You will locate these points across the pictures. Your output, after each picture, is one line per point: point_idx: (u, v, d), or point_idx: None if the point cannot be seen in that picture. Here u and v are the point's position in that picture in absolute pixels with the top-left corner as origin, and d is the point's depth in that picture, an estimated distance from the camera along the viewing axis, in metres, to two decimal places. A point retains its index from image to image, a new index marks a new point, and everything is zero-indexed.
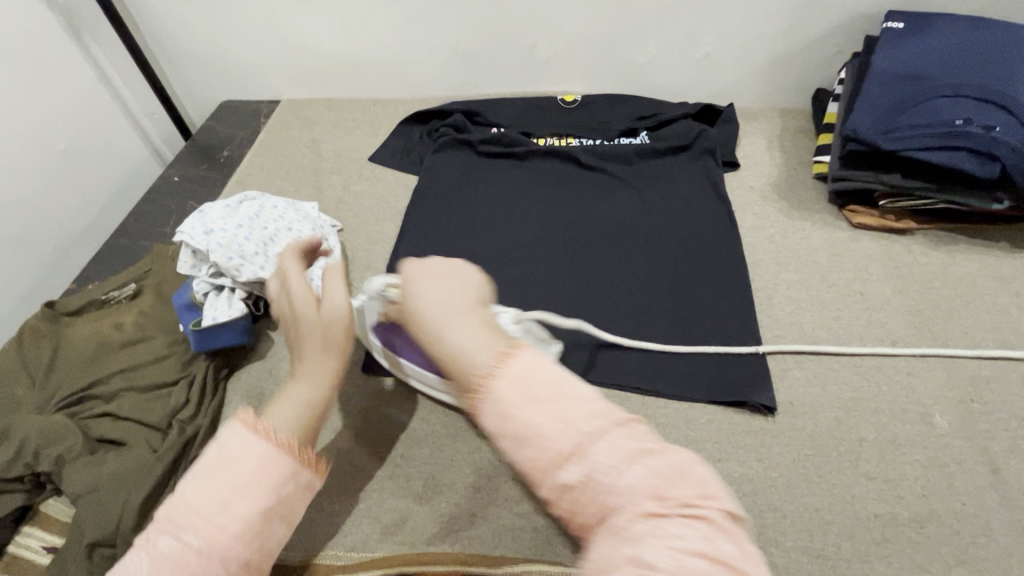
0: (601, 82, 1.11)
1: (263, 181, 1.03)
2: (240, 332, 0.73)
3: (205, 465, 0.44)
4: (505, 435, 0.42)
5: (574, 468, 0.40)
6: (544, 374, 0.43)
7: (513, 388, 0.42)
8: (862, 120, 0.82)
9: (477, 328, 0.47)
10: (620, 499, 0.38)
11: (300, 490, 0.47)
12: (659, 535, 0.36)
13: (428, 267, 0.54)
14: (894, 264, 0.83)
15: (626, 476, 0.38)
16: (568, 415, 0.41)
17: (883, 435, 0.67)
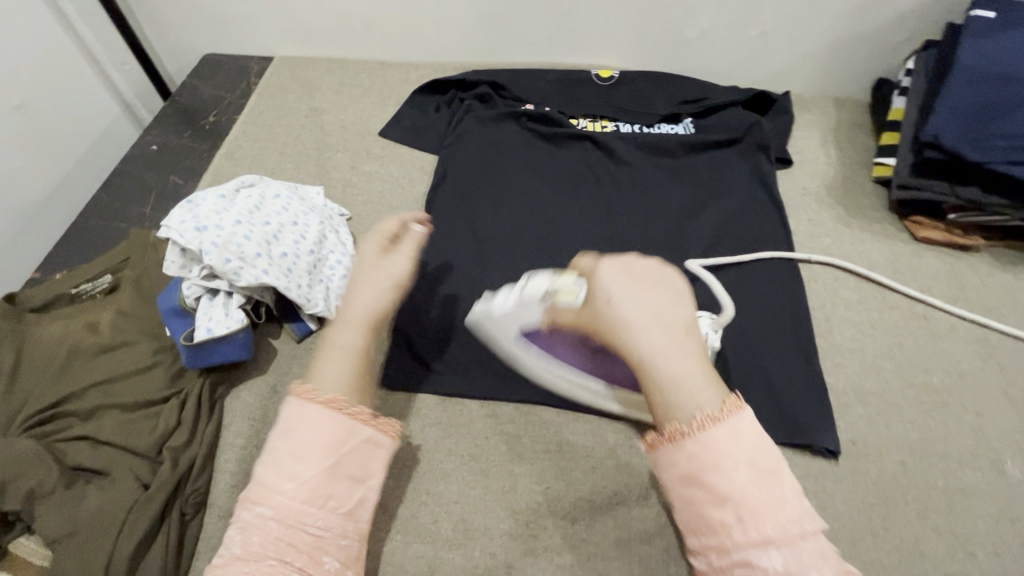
0: (641, 57, 0.98)
1: (258, 156, 0.90)
2: (238, 346, 0.63)
3: (274, 435, 0.51)
4: (676, 466, 0.48)
5: (738, 491, 0.45)
6: (740, 443, 0.46)
7: (731, 443, 0.46)
8: (945, 125, 0.73)
9: (681, 359, 0.50)
10: (777, 524, 0.44)
11: (361, 446, 0.52)
12: (789, 540, 0.43)
13: (636, 268, 0.55)
14: (960, 286, 0.77)
15: (773, 533, 0.43)
16: (781, 502, 0.45)
17: (952, 484, 0.62)
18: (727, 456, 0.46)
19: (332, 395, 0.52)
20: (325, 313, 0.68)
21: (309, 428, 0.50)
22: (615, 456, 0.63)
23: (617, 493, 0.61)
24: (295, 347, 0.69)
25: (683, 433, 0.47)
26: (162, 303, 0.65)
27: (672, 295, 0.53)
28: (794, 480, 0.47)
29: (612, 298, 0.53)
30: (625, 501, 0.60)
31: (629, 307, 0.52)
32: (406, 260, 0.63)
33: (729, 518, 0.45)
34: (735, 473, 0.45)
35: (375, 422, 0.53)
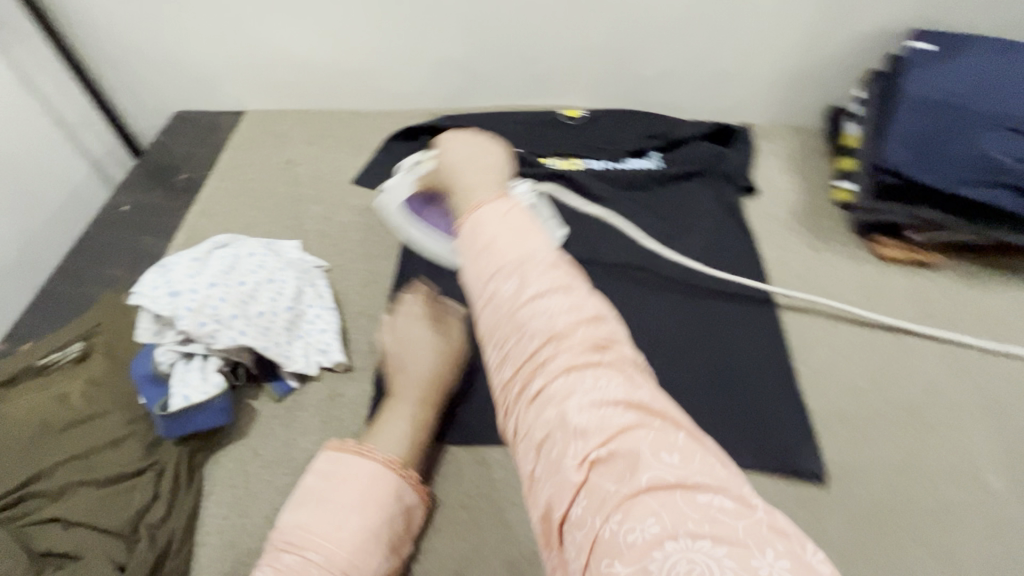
0: (606, 97, 1.02)
1: (232, 212, 0.90)
2: (218, 412, 0.61)
3: (328, 487, 0.54)
4: (486, 315, 0.42)
5: (547, 348, 0.38)
6: (541, 270, 0.42)
7: (500, 248, 0.43)
8: (897, 153, 0.77)
9: (516, 213, 0.46)
10: (598, 387, 0.36)
11: (403, 508, 0.56)
12: (655, 456, 0.32)
13: (458, 146, 0.58)
14: (927, 303, 0.80)
15: (589, 386, 0.36)
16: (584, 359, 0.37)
17: (939, 501, 0.63)
18: (523, 271, 0.41)
19: (393, 457, 0.57)
20: (307, 369, 0.68)
21: (364, 484, 0.54)
22: None
23: None
24: (276, 405, 0.68)
25: (478, 282, 0.43)
26: (134, 371, 0.63)
27: (489, 168, 0.56)
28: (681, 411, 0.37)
29: (451, 166, 0.56)
30: None
31: (454, 162, 0.57)
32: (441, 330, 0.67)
33: (556, 392, 0.36)
34: (537, 313, 0.39)
35: (418, 487, 0.58)
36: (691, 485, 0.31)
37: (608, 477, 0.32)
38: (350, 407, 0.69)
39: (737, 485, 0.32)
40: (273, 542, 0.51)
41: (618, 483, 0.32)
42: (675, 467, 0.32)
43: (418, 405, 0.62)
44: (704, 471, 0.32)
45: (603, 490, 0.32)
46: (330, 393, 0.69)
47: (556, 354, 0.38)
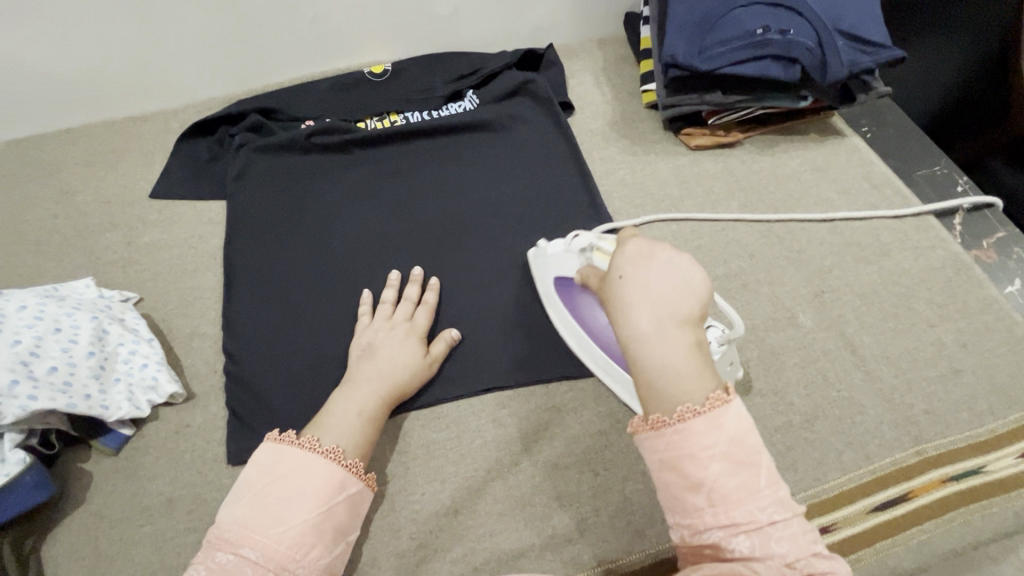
0: (407, 46, 0.97)
1: (9, 264, 0.77)
2: (30, 488, 0.54)
3: (258, 484, 0.52)
4: (666, 471, 0.44)
5: (723, 474, 0.42)
6: (735, 428, 0.43)
7: (702, 451, 0.43)
8: (677, 45, 0.81)
9: (678, 332, 0.47)
10: (746, 512, 0.42)
11: (352, 498, 0.55)
12: (765, 547, 0.41)
13: (648, 250, 0.51)
14: (733, 179, 0.87)
15: (760, 517, 0.42)
16: (732, 495, 0.42)
17: (764, 349, 0.71)
18: (658, 399, 0.46)
19: (336, 446, 0.56)
20: (135, 412, 0.61)
21: (303, 476, 0.52)
22: (480, 435, 0.66)
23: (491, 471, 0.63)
24: (114, 460, 0.62)
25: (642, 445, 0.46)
26: None
27: (689, 280, 0.48)
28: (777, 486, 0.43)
29: (627, 295, 0.49)
30: (500, 474, 0.63)
31: (647, 296, 0.48)
32: (421, 335, 0.68)
33: (703, 506, 0.43)
34: (708, 463, 0.43)
35: (365, 476, 0.56)
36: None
37: None
38: (199, 436, 0.64)
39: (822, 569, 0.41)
40: (212, 537, 0.50)
41: (746, 557, 0.41)
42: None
43: (374, 397, 0.62)
44: (777, 544, 0.41)
45: None
46: (174, 428, 0.64)
47: (732, 518, 0.42)
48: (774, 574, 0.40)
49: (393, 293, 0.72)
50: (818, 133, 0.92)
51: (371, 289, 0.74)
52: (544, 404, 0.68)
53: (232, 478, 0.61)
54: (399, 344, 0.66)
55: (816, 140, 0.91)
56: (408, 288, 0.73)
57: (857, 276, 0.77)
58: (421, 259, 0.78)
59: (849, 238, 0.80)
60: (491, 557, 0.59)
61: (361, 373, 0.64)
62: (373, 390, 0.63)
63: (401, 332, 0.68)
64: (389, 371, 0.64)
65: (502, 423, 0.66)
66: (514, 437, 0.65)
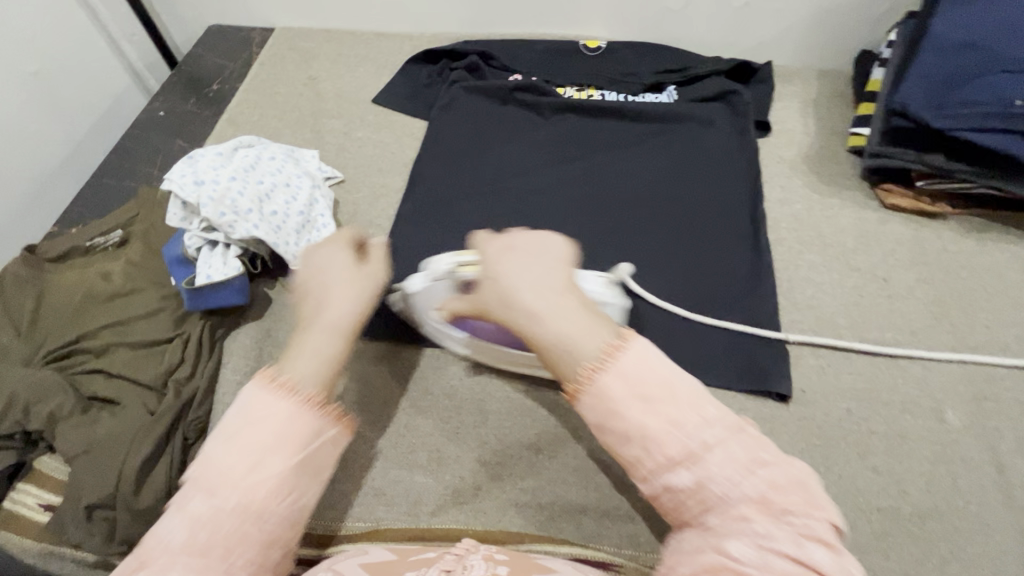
0: (626, 30, 1.01)
1: (257, 122, 0.95)
2: (236, 291, 0.69)
3: (228, 427, 0.46)
4: (607, 427, 0.45)
5: (688, 472, 0.43)
6: (656, 370, 0.45)
7: (623, 389, 0.45)
8: (913, 93, 0.76)
9: (580, 312, 0.49)
10: (678, 443, 0.43)
11: (328, 443, 0.49)
12: (725, 551, 0.39)
13: (516, 245, 0.56)
14: (922, 250, 0.80)
15: (733, 480, 0.41)
16: (682, 422, 0.43)
17: (894, 429, 0.66)
18: (549, 313, 0.49)
19: (312, 392, 0.49)
20: None
21: (281, 423, 0.46)
22: None
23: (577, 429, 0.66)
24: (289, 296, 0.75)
25: (626, 457, 0.45)
26: (167, 253, 0.71)
27: (553, 256, 0.55)
28: (736, 439, 0.43)
29: (498, 272, 0.53)
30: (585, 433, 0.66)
31: (513, 279, 0.52)
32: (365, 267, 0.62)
33: (671, 464, 0.43)
34: (630, 412, 0.44)
35: (340, 424, 0.50)
36: (805, 537, 0.39)
37: None
38: None
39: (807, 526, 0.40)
40: (187, 477, 0.44)
41: (730, 560, 0.39)
42: (764, 506, 0.41)
43: (338, 341, 0.55)
44: (719, 470, 0.42)
45: None
46: None
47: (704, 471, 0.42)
48: (754, 556, 0.38)
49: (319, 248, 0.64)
50: None
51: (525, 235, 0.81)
52: None
53: (369, 346, 0.72)
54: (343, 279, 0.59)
55: None
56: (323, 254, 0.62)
57: None
58: (590, 231, 0.82)
59: None
60: (556, 501, 0.62)
61: (314, 315, 0.57)
62: (332, 332, 0.55)
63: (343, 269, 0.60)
64: (352, 305, 0.58)
65: None
66: None
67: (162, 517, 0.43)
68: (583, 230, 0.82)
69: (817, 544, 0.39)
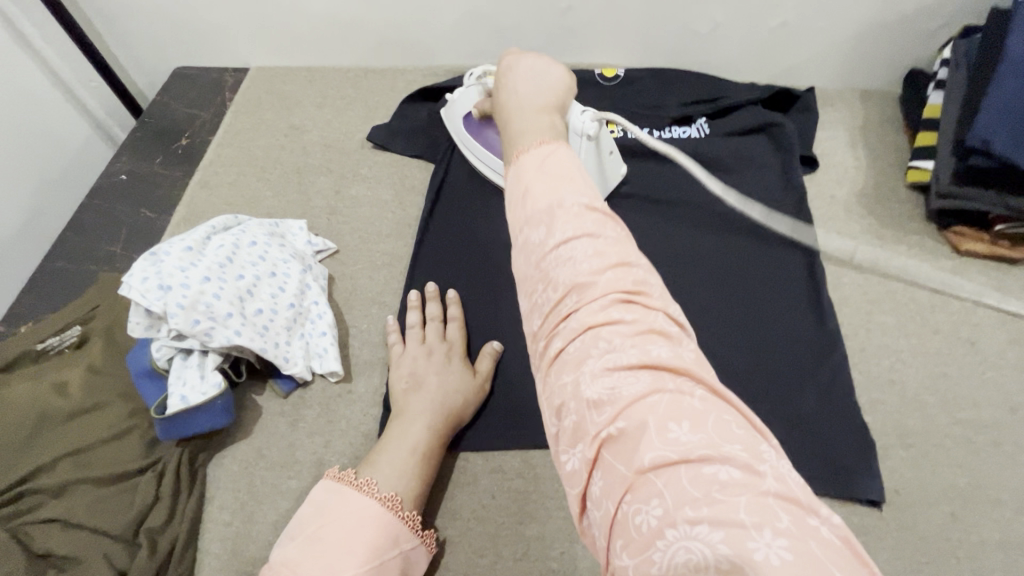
0: (647, 56, 0.90)
1: (235, 183, 0.83)
2: (218, 412, 0.57)
3: (312, 524, 0.50)
4: (526, 271, 0.40)
5: (584, 336, 0.35)
6: (581, 240, 0.38)
7: (546, 237, 0.39)
8: (995, 127, 0.65)
9: (557, 176, 0.42)
10: (576, 281, 0.37)
11: (403, 556, 0.51)
12: (639, 451, 0.30)
13: (523, 131, 0.48)
14: (1008, 304, 0.70)
15: (627, 355, 0.33)
16: (582, 272, 0.37)
17: (1009, 536, 0.56)
18: (552, 218, 0.40)
19: (391, 495, 0.52)
20: (304, 374, 0.62)
21: (360, 525, 0.50)
22: None
23: None
24: (283, 402, 0.63)
25: (536, 321, 0.39)
26: (132, 365, 0.59)
27: (564, 157, 0.44)
28: (661, 339, 0.34)
29: (519, 155, 0.46)
30: None
31: (534, 189, 0.42)
32: (450, 362, 0.62)
33: (568, 308, 0.36)
34: (549, 260, 0.39)
35: (418, 536, 0.53)
36: (758, 515, 0.26)
37: (636, 488, 0.29)
38: (359, 405, 0.64)
39: (770, 480, 0.28)
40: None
41: (618, 484, 0.30)
42: (682, 443, 0.29)
43: (428, 431, 0.57)
44: (660, 383, 0.32)
45: (618, 479, 0.30)
46: (339, 388, 0.65)
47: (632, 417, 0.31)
48: (672, 502, 0.28)
49: (416, 315, 0.66)
50: None
51: None
52: None
53: None
54: (435, 364, 0.62)
55: None
56: (429, 307, 0.67)
57: None
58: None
59: None
60: None
61: (409, 406, 0.59)
62: (424, 421, 0.58)
63: (440, 357, 0.62)
64: (440, 401, 0.59)
65: None
66: None
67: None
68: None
69: (782, 532, 0.26)
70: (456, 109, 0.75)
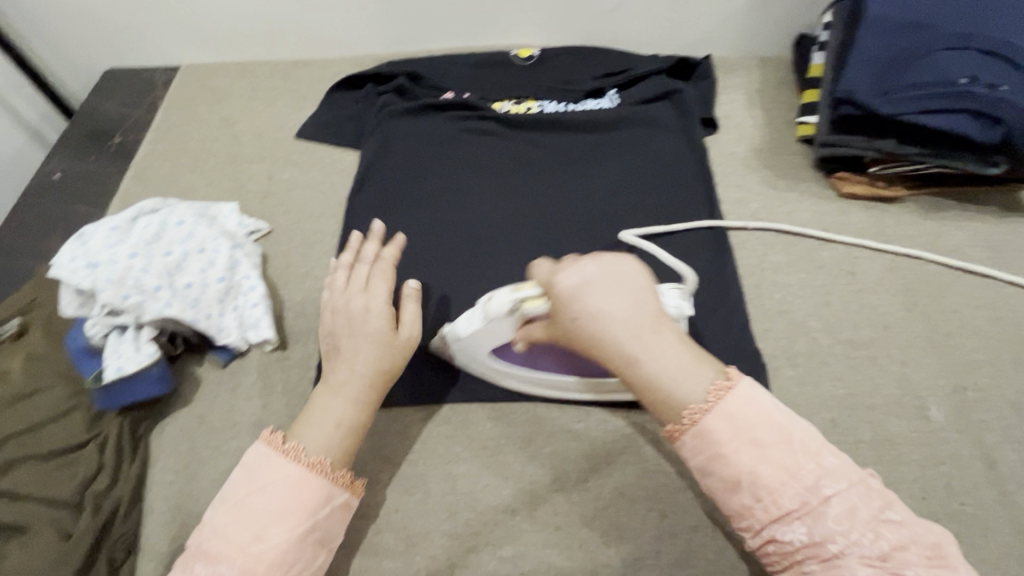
0: (559, 34, 0.96)
1: (170, 175, 0.86)
2: (156, 381, 0.60)
3: (238, 496, 0.51)
4: (700, 455, 0.46)
5: (747, 458, 0.44)
6: (754, 411, 0.46)
7: (732, 433, 0.45)
8: (858, 79, 0.73)
9: (675, 345, 0.48)
10: (777, 472, 0.44)
11: (336, 510, 0.53)
12: (830, 518, 0.42)
13: (593, 271, 0.49)
14: (884, 238, 0.78)
15: (821, 485, 0.43)
16: (791, 469, 0.44)
17: (880, 434, 0.63)
18: (628, 346, 0.47)
19: (317, 455, 0.53)
20: (238, 343, 0.65)
21: (282, 493, 0.51)
22: (551, 442, 0.63)
23: (555, 481, 0.61)
24: (221, 373, 0.67)
25: (705, 475, 0.47)
26: (70, 344, 0.62)
27: (630, 279, 0.49)
28: (801, 441, 0.45)
29: (580, 312, 0.48)
30: (563, 486, 0.61)
31: (597, 305, 0.48)
32: (375, 309, 0.60)
33: (734, 485, 0.45)
34: (733, 455, 0.45)
35: (348, 487, 0.55)
36: (935, 565, 0.41)
37: (823, 564, 0.42)
38: (295, 370, 0.68)
39: (869, 536, 0.42)
40: (192, 548, 0.50)
41: (805, 537, 0.43)
42: (804, 497, 0.43)
43: (353, 396, 0.57)
44: (818, 459, 0.44)
45: (820, 550, 0.42)
46: (274, 356, 0.69)
47: (740, 472, 0.44)
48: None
49: (350, 259, 0.66)
50: (1000, 208, 0.79)
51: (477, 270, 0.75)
52: (624, 428, 0.64)
53: None
54: (363, 305, 0.60)
55: (995, 214, 0.79)
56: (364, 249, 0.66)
57: (1015, 381, 0.66)
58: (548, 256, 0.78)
59: (1012, 335, 0.70)
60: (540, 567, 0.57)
61: (335, 364, 0.59)
62: (348, 384, 0.57)
63: (362, 304, 0.61)
64: (363, 357, 0.58)
65: (577, 435, 0.64)
66: (586, 453, 0.63)
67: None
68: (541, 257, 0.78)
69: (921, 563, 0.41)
70: (475, 350, 0.61)
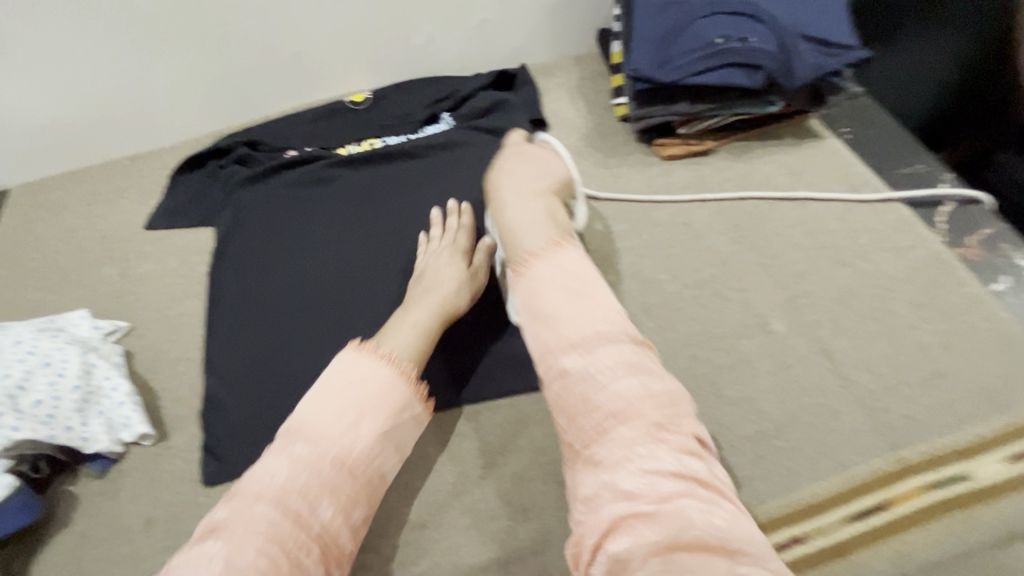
0: (386, 75, 1.01)
1: (14, 300, 0.83)
2: (18, 511, 0.57)
3: (303, 435, 0.54)
4: (535, 305, 0.58)
5: (583, 356, 0.53)
6: (580, 271, 0.59)
7: (547, 286, 0.58)
8: (639, 59, 0.82)
9: (581, 262, 0.61)
10: (605, 354, 0.53)
11: (375, 469, 0.55)
12: (652, 479, 0.47)
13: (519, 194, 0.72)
14: (706, 186, 0.87)
15: (624, 391, 0.51)
16: (588, 318, 0.55)
17: (735, 357, 0.70)
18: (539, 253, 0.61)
19: (400, 363, 0.58)
20: (110, 446, 0.63)
21: (345, 431, 0.54)
22: (447, 449, 0.66)
23: (456, 484, 0.63)
24: (99, 481, 0.64)
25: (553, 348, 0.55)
26: None
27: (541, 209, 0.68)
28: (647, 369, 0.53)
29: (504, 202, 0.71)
30: (466, 488, 0.63)
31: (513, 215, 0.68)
32: (440, 268, 0.71)
33: (567, 348, 0.54)
34: (558, 308, 0.56)
35: (396, 448, 0.57)
36: (683, 453, 0.49)
37: (651, 522, 0.45)
38: (179, 457, 0.67)
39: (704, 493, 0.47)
40: (243, 491, 0.52)
41: (614, 487, 0.48)
42: (670, 465, 0.48)
43: (427, 313, 0.65)
44: (670, 432, 0.50)
45: (641, 530, 0.45)
46: (156, 448, 0.67)
47: (607, 405, 0.51)
48: (641, 484, 0.47)
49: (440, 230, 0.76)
50: (794, 138, 0.91)
51: (352, 311, 0.76)
52: (511, 417, 0.67)
53: (207, 497, 0.64)
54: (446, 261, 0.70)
55: (791, 144, 0.90)
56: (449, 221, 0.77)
57: (834, 279, 0.76)
58: None
59: (826, 240, 0.79)
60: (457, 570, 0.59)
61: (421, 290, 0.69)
62: (439, 294, 0.67)
63: (445, 256, 0.72)
64: (434, 291, 0.68)
65: (469, 437, 0.66)
66: (480, 450, 0.65)
67: (224, 515, 0.50)
68: (407, 283, 0.78)
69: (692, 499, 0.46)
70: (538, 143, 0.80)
